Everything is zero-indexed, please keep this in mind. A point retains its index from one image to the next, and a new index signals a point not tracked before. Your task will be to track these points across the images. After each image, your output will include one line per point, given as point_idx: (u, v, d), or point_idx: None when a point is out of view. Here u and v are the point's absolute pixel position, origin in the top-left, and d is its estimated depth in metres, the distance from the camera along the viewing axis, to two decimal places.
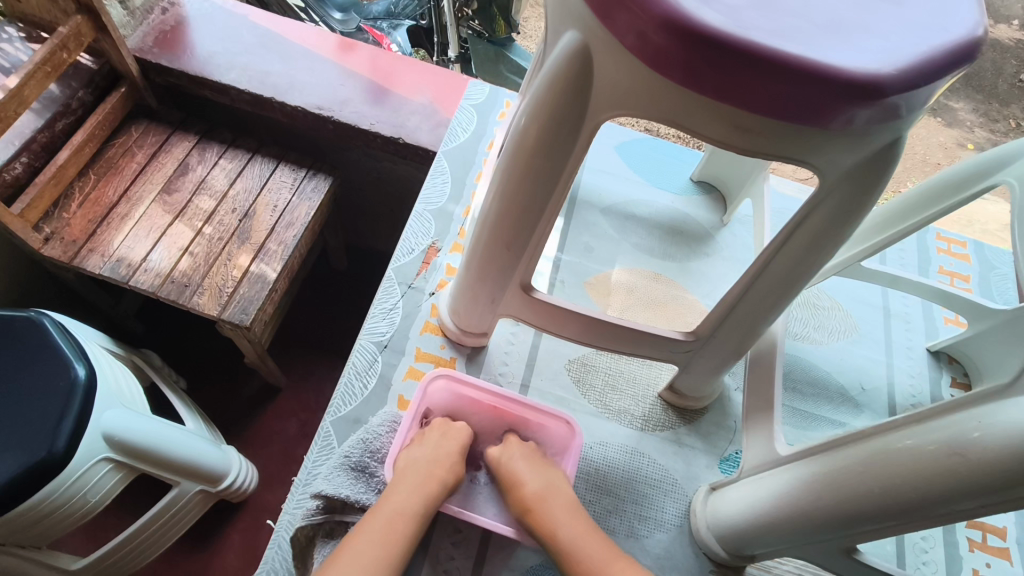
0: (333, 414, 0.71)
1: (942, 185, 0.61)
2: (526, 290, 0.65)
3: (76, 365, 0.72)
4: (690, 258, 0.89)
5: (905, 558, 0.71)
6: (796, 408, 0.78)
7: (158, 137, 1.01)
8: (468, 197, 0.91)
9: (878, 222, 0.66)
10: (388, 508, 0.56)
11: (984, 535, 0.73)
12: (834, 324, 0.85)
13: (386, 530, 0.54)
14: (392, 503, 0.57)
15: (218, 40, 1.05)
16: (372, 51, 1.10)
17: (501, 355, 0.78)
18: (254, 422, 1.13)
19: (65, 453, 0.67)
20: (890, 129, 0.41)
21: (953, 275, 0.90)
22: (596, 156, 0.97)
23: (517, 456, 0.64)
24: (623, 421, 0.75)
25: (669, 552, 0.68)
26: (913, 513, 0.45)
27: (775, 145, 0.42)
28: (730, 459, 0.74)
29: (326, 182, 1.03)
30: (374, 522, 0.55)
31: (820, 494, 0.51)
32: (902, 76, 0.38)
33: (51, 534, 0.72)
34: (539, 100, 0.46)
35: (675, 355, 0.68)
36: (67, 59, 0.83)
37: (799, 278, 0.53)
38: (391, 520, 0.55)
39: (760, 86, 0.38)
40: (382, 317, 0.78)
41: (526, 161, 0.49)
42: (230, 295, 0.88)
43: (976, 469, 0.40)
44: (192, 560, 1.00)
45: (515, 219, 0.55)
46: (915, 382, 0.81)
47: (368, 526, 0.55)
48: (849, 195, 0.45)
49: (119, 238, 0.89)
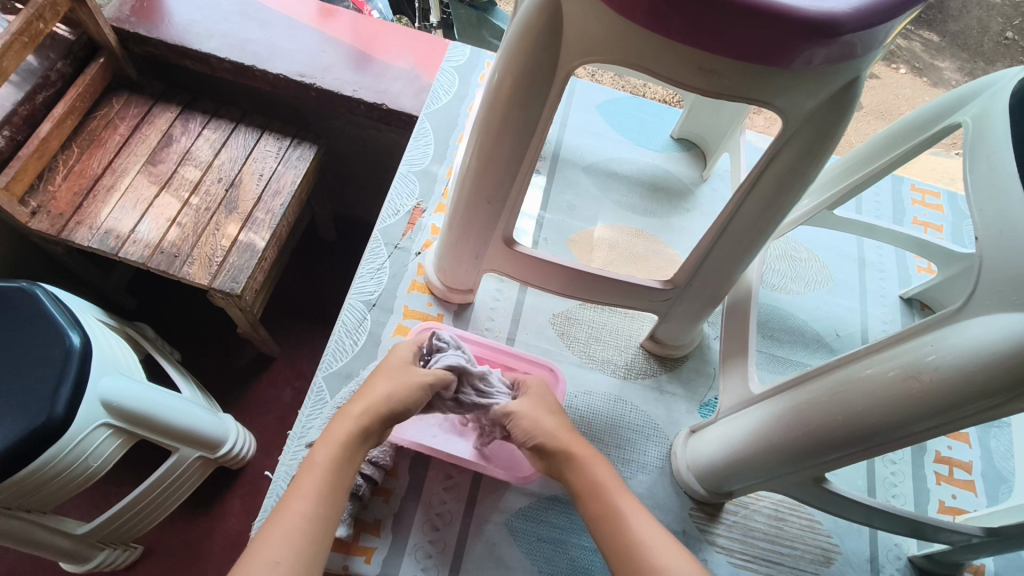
0: (325, 370, 0.73)
1: (913, 124, 0.63)
2: (508, 244, 0.67)
3: (71, 333, 0.73)
4: (671, 214, 0.91)
5: (876, 490, 0.75)
6: (773, 354, 0.81)
7: (140, 109, 1.00)
8: (451, 158, 0.92)
9: (853, 164, 0.70)
10: (322, 453, 0.52)
11: (951, 469, 0.77)
12: (811, 274, 0.88)
13: (322, 481, 0.51)
14: (323, 451, 0.52)
15: (196, 8, 1.04)
16: (352, 16, 1.10)
17: (488, 311, 0.81)
18: (249, 389, 1.15)
19: (65, 417, 0.68)
20: (847, 69, 0.43)
21: (927, 225, 0.92)
22: (578, 116, 0.98)
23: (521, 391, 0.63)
24: (607, 369, 0.78)
25: (651, 492, 0.71)
26: (874, 437, 0.48)
27: (740, 85, 0.44)
28: (710, 404, 0.77)
29: (311, 150, 1.03)
30: (309, 475, 0.51)
31: (790, 427, 0.54)
32: (859, 15, 0.39)
33: (55, 497, 0.74)
34: (513, 52, 0.47)
35: (654, 304, 0.71)
36: (43, 29, 0.82)
37: (769, 221, 0.56)
38: (327, 471, 0.51)
39: (723, 28, 0.40)
40: (371, 276, 0.80)
41: (502, 113, 0.51)
42: (220, 264, 0.90)
43: (929, 390, 0.43)
44: (195, 522, 1.03)
45: (495, 174, 0.57)
46: (888, 327, 0.85)
47: (302, 477, 0.51)
48: (812, 137, 0.47)
49: (106, 210, 0.89)
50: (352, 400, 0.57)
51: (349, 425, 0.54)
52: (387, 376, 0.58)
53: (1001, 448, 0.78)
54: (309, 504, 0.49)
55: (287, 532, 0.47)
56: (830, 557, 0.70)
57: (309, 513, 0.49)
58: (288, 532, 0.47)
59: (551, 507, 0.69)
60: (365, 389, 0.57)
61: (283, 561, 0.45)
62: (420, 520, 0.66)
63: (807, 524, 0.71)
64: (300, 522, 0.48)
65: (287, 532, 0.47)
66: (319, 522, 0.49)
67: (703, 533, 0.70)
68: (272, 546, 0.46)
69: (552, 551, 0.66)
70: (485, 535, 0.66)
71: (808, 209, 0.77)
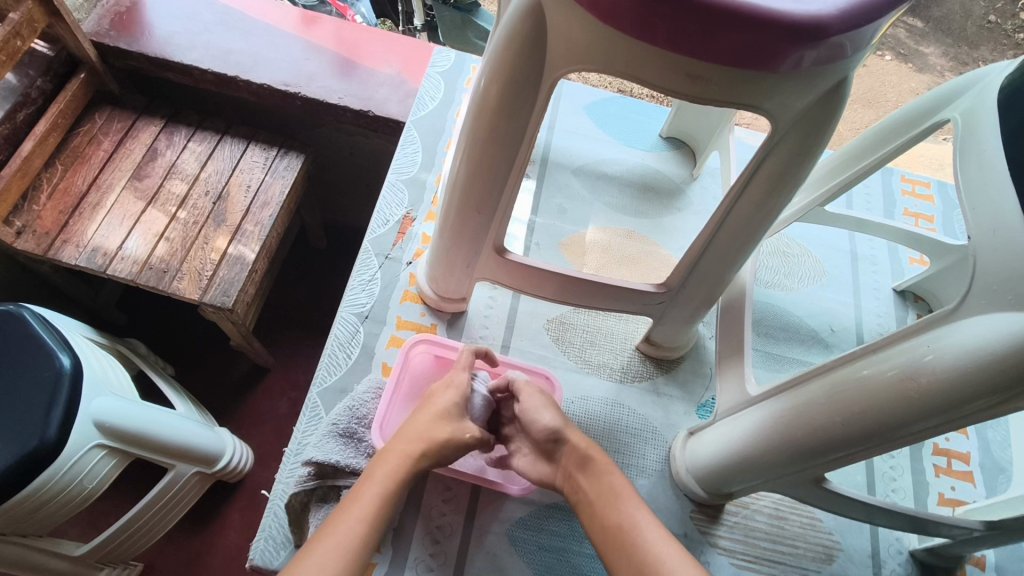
0: (319, 386, 0.72)
1: (911, 114, 0.62)
2: (500, 252, 0.67)
3: (61, 355, 0.72)
4: (662, 215, 0.90)
5: (875, 486, 0.75)
6: (769, 352, 0.81)
7: (123, 123, 0.99)
8: (439, 165, 0.91)
9: (854, 153, 0.69)
10: (378, 480, 0.55)
11: (949, 460, 0.77)
12: (804, 270, 0.88)
13: (380, 504, 0.53)
14: (378, 477, 0.55)
15: (177, 19, 1.02)
16: (336, 23, 1.09)
17: (481, 319, 0.80)
18: (244, 402, 1.14)
19: (58, 440, 0.67)
20: (836, 70, 0.42)
21: (917, 216, 0.93)
22: (565, 117, 0.97)
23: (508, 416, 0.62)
24: (603, 374, 0.78)
25: (651, 496, 0.71)
26: (874, 437, 0.48)
27: (728, 91, 0.44)
28: (708, 405, 0.77)
29: (298, 159, 1.02)
30: (366, 497, 0.53)
31: (789, 428, 0.54)
32: (843, 17, 0.39)
33: (51, 521, 0.73)
34: (498, 60, 0.47)
35: (648, 307, 0.70)
36: (21, 47, 0.81)
37: (761, 222, 0.55)
38: (385, 495, 0.54)
39: (711, 33, 0.39)
40: (362, 288, 0.79)
41: (489, 123, 0.50)
42: (210, 278, 0.89)
43: (927, 390, 0.43)
44: (194, 539, 1.02)
45: (484, 184, 0.56)
46: (883, 321, 0.85)
47: (356, 495, 0.54)
48: (802, 137, 0.47)
49: (92, 227, 0.88)
50: (398, 437, 0.59)
51: (396, 456, 0.57)
52: (426, 414, 0.61)
53: (998, 437, 0.79)
54: (361, 524, 0.51)
55: (336, 544, 0.50)
56: (832, 553, 0.70)
57: (361, 533, 0.51)
58: (335, 543, 0.50)
59: (551, 514, 0.68)
60: (409, 426, 0.60)
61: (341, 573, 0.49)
62: (420, 534, 0.66)
63: (808, 523, 0.71)
64: (350, 538, 0.50)
65: (342, 547, 0.50)
66: (367, 541, 0.51)
67: (704, 534, 0.70)
68: (325, 559, 0.49)
69: (554, 559, 0.66)
70: (486, 546, 0.66)
71: (809, 203, 0.76)
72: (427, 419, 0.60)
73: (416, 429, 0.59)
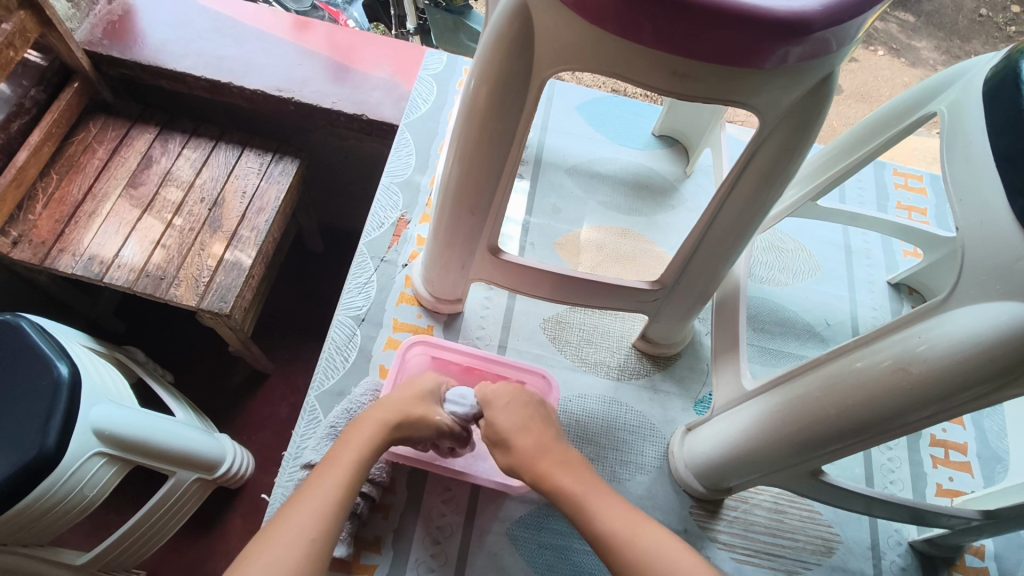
0: (317, 389, 0.72)
1: (900, 107, 0.62)
2: (494, 252, 0.67)
3: (59, 363, 0.72)
4: (657, 212, 0.91)
5: (873, 478, 0.75)
6: (765, 346, 0.81)
7: (117, 131, 0.99)
8: (433, 167, 0.92)
9: (846, 146, 0.69)
10: (353, 453, 0.55)
11: (947, 451, 0.77)
12: (799, 265, 0.88)
13: (355, 472, 0.53)
14: (357, 450, 0.55)
15: (170, 27, 1.03)
16: (328, 27, 1.09)
17: (477, 320, 0.80)
18: (243, 407, 1.14)
19: (57, 450, 0.67)
20: (821, 65, 0.43)
21: (910, 209, 0.93)
22: (559, 117, 0.97)
23: (501, 412, 0.62)
24: (600, 371, 0.78)
25: (651, 492, 0.71)
26: (868, 429, 0.48)
27: (714, 89, 0.44)
28: (704, 401, 0.78)
29: (293, 163, 1.02)
30: (342, 466, 0.53)
31: (785, 423, 0.54)
32: (828, 12, 0.39)
33: (53, 528, 0.73)
34: (486, 62, 0.47)
35: (643, 305, 0.71)
36: (13, 57, 0.81)
37: (753, 219, 0.56)
38: (359, 466, 0.54)
39: (695, 30, 0.39)
40: (358, 291, 0.79)
41: (479, 123, 0.51)
42: (207, 284, 0.89)
43: (920, 381, 0.43)
44: (196, 545, 1.02)
45: (476, 184, 0.56)
46: (878, 315, 0.85)
47: (328, 466, 0.54)
48: (790, 133, 0.47)
49: (88, 236, 0.88)
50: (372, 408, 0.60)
51: None
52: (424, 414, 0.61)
53: (995, 426, 0.79)
54: (337, 491, 0.51)
55: (314, 509, 0.49)
56: (831, 546, 0.70)
57: (338, 497, 0.51)
58: (315, 507, 0.50)
59: (551, 513, 0.69)
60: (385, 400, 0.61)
61: (319, 537, 0.48)
62: (420, 534, 0.66)
63: (807, 516, 0.72)
64: (328, 504, 0.50)
65: (317, 512, 0.49)
66: (344, 505, 0.51)
67: (704, 530, 0.70)
68: (302, 524, 0.48)
69: (554, 557, 0.66)
70: (486, 546, 0.66)
71: (801, 198, 0.76)
72: (422, 421, 0.60)
73: (392, 404, 0.60)
